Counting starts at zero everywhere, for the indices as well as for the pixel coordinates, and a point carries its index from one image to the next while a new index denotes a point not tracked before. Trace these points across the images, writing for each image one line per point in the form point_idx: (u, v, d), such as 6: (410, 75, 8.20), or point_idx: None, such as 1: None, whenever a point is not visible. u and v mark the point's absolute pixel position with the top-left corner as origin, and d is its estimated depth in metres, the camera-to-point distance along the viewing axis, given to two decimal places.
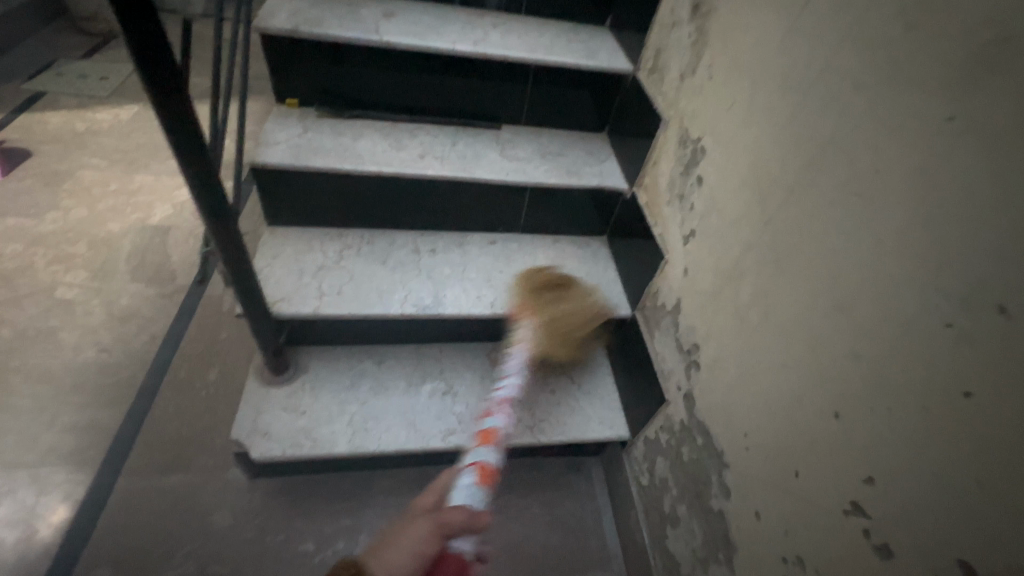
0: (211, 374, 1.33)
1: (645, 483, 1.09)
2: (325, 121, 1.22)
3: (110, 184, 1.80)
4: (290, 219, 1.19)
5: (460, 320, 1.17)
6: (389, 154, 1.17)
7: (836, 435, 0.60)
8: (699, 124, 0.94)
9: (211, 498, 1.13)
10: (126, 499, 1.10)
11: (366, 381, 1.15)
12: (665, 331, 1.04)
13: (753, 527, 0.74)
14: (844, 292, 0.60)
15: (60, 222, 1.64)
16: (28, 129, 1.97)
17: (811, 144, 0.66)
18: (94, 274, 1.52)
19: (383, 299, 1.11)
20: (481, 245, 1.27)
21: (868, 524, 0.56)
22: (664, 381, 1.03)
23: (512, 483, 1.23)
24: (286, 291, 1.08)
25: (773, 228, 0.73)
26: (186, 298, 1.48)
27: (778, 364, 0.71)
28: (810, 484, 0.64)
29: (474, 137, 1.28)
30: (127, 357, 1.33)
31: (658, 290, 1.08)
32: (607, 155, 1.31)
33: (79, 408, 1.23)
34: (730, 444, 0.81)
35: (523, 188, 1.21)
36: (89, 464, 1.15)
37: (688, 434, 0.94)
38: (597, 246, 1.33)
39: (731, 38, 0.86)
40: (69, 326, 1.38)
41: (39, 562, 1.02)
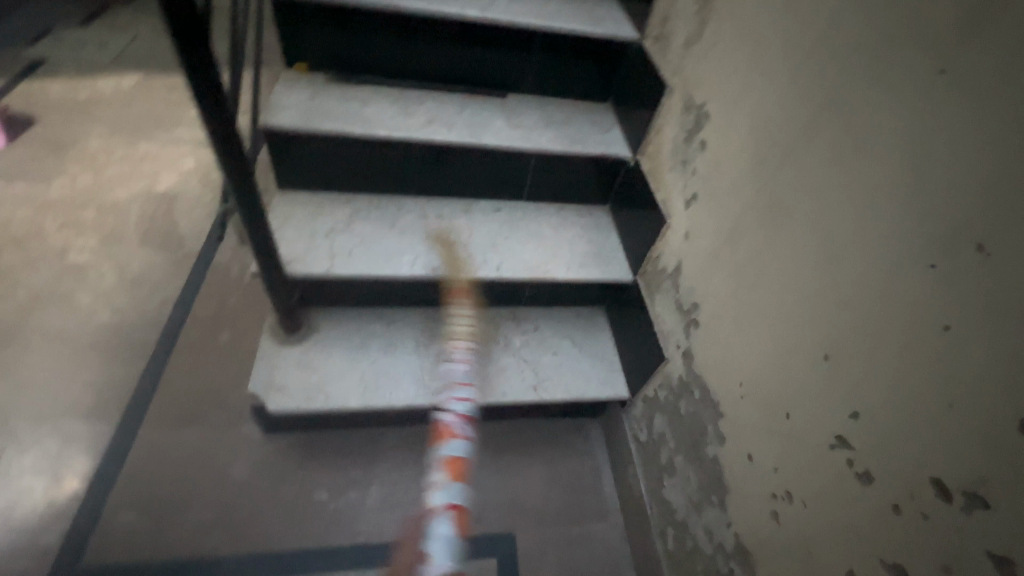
0: (223, 336, 1.36)
1: (643, 439, 1.15)
2: (333, 86, 1.23)
3: (115, 151, 1.81)
4: (300, 184, 1.22)
5: (467, 284, 1.21)
6: (398, 120, 1.19)
7: (825, 376, 0.65)
8: (704, 89, 0.96)
9: (228, 450, 1.18)
10: (147, 451, 1.15)
11: (376, 341, 1.19)
12: (665, 294, 1.08)
13: (745, 469, 0.80)
14: (837, 243, 0.64)
15: (67, 188, 1.66)
16: (30, 96, 1.96)
17: (811, 105, 0.69)
18: (104, 239, 1.54)
19: (393, 262, 1.14)
20: (487, 212, 1.30)
21: (852, 455, 0.61)
22: (663, 341, 1.08)
23: (515, 440, 1.28)
24: (299, 252, 1.11)
25: (772, 188, 0.76)
26: (196, 263, 1.51)
27: (773, 316, 0.75)
28: (799, 424, 0.69)
29: (481, 104, 1.30)
30: (142, 319, 1.37)
31: (659, 255, 1.11)
32: (611, 125, 1.33)
33: (97, 366, 1.27)
34: (725, 394, 0.85)
35: (528, 156, 1.23)
36: (109, 419, 1.19)
37: (685, 389, 0.99)
38: (600, 214, 1.36)
39: (738, 2, 0.87)
40: (82, 289, 1.41)
41: (66, 507, 1.07)
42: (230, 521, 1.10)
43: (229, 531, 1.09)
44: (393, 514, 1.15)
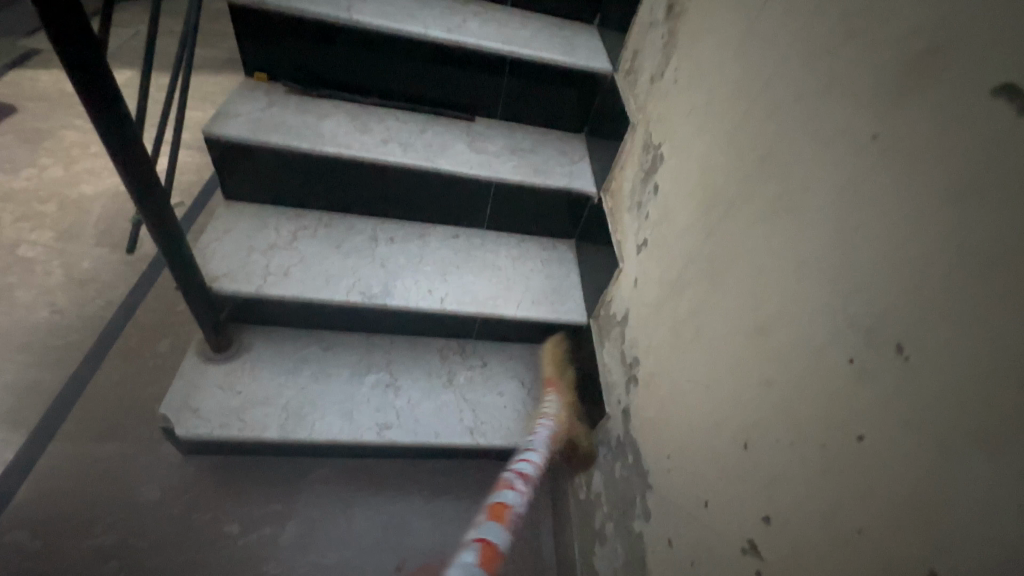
0: (162, 345, 1.31)
1: (582, 496, 1.06)
2: (292, 98, 1.19)
3: (91, 146, 1.79)
4: (247, 196, 1.17)
5: (410, 313, 1.14)
6: (352, 137, 1.13)
7: (743, 466, 0.57)
8: (662, 129, 0.90)
9: (143, 469, 1.11)
10: (57, 464, 1.09)
11: (309, 366, 1.12)
12: (613, 342, 1.00)
13: (665, 553, 0.71)
14: (765, 316, 0.57)
15: (34, 179, 1.64)
16: (17, 85, 1.96)
17: (751, 159, 0.64)
18: (60, 234, 1.51)
19: (330, 285, 1.08)
20: (442, 238, 1.24)
21: (762, 565, 0.53)
22: (607, 393, 1.00)
23: (452, 483, 1.19)
24: (232, 267, 1.06)
25: (712, 245, 0.70)
26: (149, 267, 1.47)
27: (702, 387, 0.68)
28: (716, 517, 0.61)
29: (445, 127, 1.25)
30: (80, 320, 1.32)
31: (611, 299, 1.04)
32: (580, 157, 1.27)
33: (22, 367, 1.22)
34: (655, 465, 0.77)
35: (487, 183, 1.17)
36: (23, 426, 1.13)
37: (622, 450, 0.90)
38: (563, 249, 1.30)
39: (698, 42, 0.82)
40: (25, 284, 1.37)
41: None
42: (129, 549, 1.01)
43: (126, 560, 1.00)
44: (307, 557, 1.06)
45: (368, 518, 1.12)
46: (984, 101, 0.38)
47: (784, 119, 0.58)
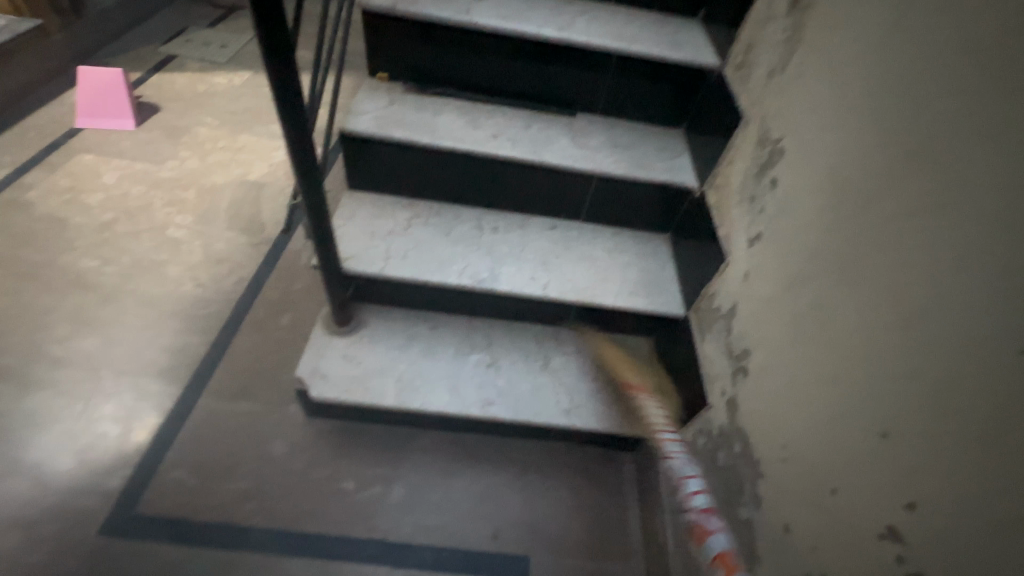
0: (284, 319, 1.47)
1: (677, 484, 1.08)
2: (409, 96, 1.29)
3: (219, 141, 2.01)
4: (368, 186, 1.28)
5: (512, 298, 1.21)
6: (465, 132, 1.21)
7: (879, 455, 0.58)
8: (781, 124, 0.90)
9: (273, 427, 1.25)
10: (206, 415, 1.25)
11: (419, 344, 1.22)
12: (716, 335, 1.02)
13: (780, 540, 0.72)
14: (911, 309, 0.58)
15: (176, 170, 1.86)
16: (158, 87, 2.22)
17: (894, 154, 0.65)
18: (198, 218, 1.71)
19: (443, 269, 1.17)
20: (541, 228, 1.30)
21: (902, 550, 0.54)
22: (708, 385, 1.01)
23: (543, 462, 1.26)
24: (358, 250, 1.17)
25: (841, 239, 0.71)
26: (271, 250, 1.64)
27: (825, 378, 0.69)
28: (845, 505, 0.62)
29: (548, 122, 1.30)
30: (219, 294, 1.50)
31: (715, 293, 1.05)
32: (680, 152, 1.28)
33: (175, 332, 1.40)
34: (767, 454, 0.78)
35: (589, 177, 1.21)
36: (177, 382, 1.31)
37: (726, 440, 0.92)
38: (658, 243, 1.32)
39: (827, 37, 0.82)
40: (174, 261, 1.57)
41: (131, 456, 1.17)
42: (264, 494, 1.15)
43: (262, 503, 1.14)
44: (413, 517, 1.15)
45: (468, 488, 1.20)
46: None
47: (943, 115, 0.59)
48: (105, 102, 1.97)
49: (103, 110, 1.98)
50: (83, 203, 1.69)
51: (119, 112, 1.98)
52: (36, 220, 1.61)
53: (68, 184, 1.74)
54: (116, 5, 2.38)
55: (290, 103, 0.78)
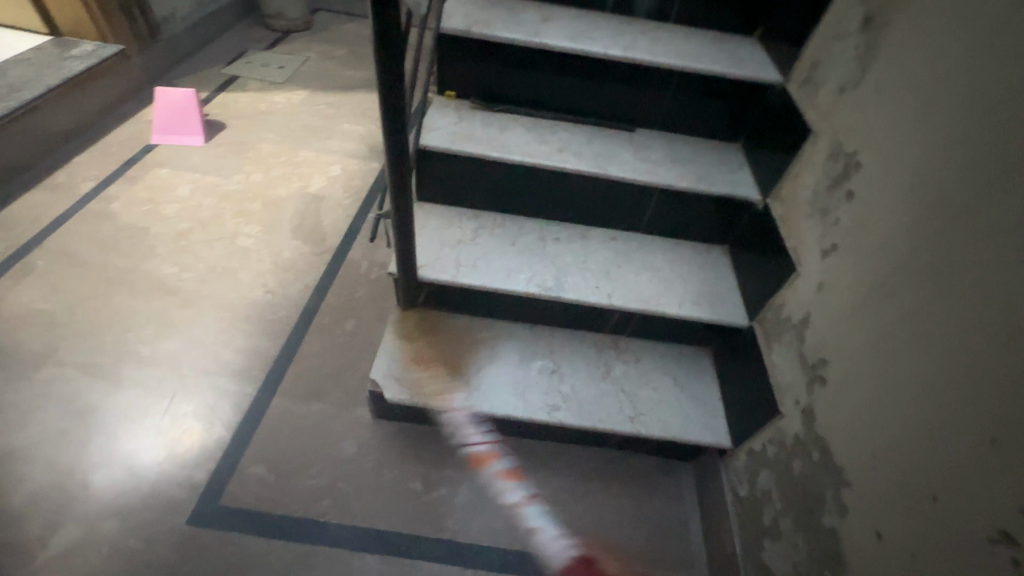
0: (348, 325, 1.53)
1: (744, 494, 1.08)
2: (476, 112, 1.35)
3: (281, 156, 2.12)
4: (436, 198, 1.34)
5: (576, 306, 1.24)
6: (531, 147, 1.26)
7: (988, 460, 0.59)
8: (856, 138, 0.92)
9: (342, 427, 1.30)
10: (280, 414, 1.31)
11: (484, 349, 1.26)
12: (787, 344, 1.03)
13: (872, 548, 0.73)
14: (1014, 317, 0.60)
15: (243, 183, 1.97)
16: (224, 105, 2.36)
17: (990, 166, 0.66)
18: (265, 228, 1.81)
19: (511, 277, 1.21)
20: (602, 239, 1.34)
21: (1017, 555, 0.55)
22: (779, 393, 1.02)
23: (603, 469, 1.28)
24: (430, 258, 1.22)
25: (932, 250, 0.73)
26: (333, 258, 1.72)
27: (919, 387, 0.70)
28: (947, 512, 0.63)
29: (609, 137, 1.34)
30: (287, 299, 1.58)
31: (783, 303, 1.07)
32: (740, 165, 1.30)
33: (249, 335, 1.48)
34: (854, 462, 0.79)
35: (652, 189, 1.25)
36: (252, 383, 1.37)
37: (801, 448, 0.93)
38: (717, 254, 1.33)
39: (907, 55, 0.84)
40: (245, 268, 1.66)
41: (214, 451, 1.24)
42: (338, 491, 1.20)
43: (337, 500, 1.18)
44: (479, 519, 1.18)
45: (531, 493, 1.23)
46: None
47: None
48: (179, 121, 2.11)
49: (176, 128, 2.11)
50: (161, 213, 1.80)
51: (190, 129, 2.11)
52: (121, 229, 1.72)
53: (147, 195, 1.86)
54: (186, 29, 2.55)
55: (394, 115, 0.84)
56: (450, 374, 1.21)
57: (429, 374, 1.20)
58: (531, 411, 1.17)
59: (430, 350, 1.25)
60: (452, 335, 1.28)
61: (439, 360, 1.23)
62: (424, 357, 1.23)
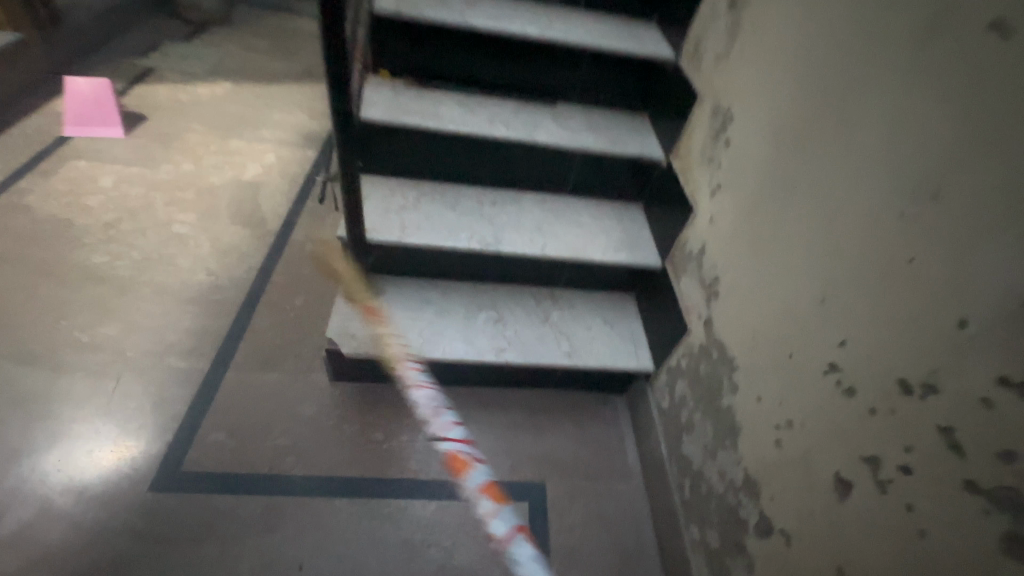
0: (297, 300, 1.57)
1: (666, 405, 1.27)
2: (411, 89, 1.45)
3: (210, 146, 2.10)
4: (378, 170, 1.43)
5: (515, 260, 1.38)
6: (464, 118, 1.38)
7: (820, 315, 0.79)
8: (731, 95, 1.13)
9: (300, 392, 1.35)
10: (235, 385, 1.34)
11: (433, 305, 1.37)
12: (691, 273, 1.22)
13: (756, 408, 0.92)
14: (831, 207, 0.80)
15: (172, 173, 1.93)
16: (142, 97, 2.28)
17: (815, 101, 0.87)
18: (201, 215, 1.79)
19: (453, 235, 1.33)
20: (533, 201, 1.49)
21: (839, 375, 0.74)
22: (687, 314, 1.22)
23: (548, 405, 1.43)
24: (377, 223, 1.31)
25: (782, 171, 0.93)
26: (276, 241, 1.75)
27: (779, 276, 0.90)
28: (799, 362, 0.82)
29: (534, 109, 1.49)
30: (231, 281, 1.59)
31: (687, 239, 1.26)
32: (647, 131, 1.50)
33: (195, 315, 1.48)
34: (741, 348, 0.98)
35: (574, 153, 1.41)
36: (204, 359, 1.39)
37: (705, 353, 1.12)
38: (634, 210, 1.52)
39: (762, 25, 1.05)
40: (184, 254, 1.65)
41: (170, 424, 1.25)
42: (302, 448, 1.25)
43: (301, 455, 1.24)
44: (440, 458, 1.29)
45: (485, 431, 1.35)
46: (982, 35, 0.60)
47: (842, 69, 0.82)
48: (94, 112, 2.03)
49: (90, 119, 2.02)
50: (84, 205, 1.74)
51: (107, 120, 2.04)
52: (40, 222, 1.65)
53: (67, 188, 1.79)
54: (91, 19, 2.42)
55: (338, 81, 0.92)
56: (402, 330, 1.30)
57: (382, 332, 1.29)
58: (481, 354, 1.29)
59: (381, 311, 1.33)
60: (402, 296, 1.37)
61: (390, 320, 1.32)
62: (376, 317, 1.32)
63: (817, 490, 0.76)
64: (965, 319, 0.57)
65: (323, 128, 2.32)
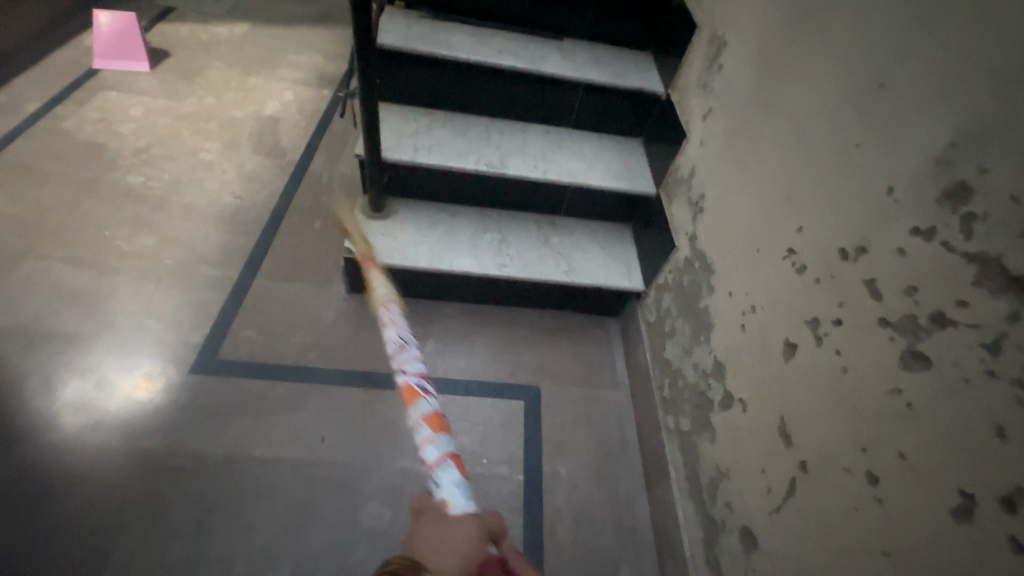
0: (316, 223, 1.69)
1: (653, 319, 1.39)
2: (424, 20, 1.52)
3: (231, 82, 2.18)
4: (393, 98, 1.52)
5: (519, 185, 1.48)
6: (474, 48, 1.46)
7: (783, 210, 0.90)
8: (726, 23, 1.20)
9: (320, 300, 1.49)
10: (262, 292, 1.48)
11: (442, 225, 1.48)
12: (681, 196, 1.32)
13: (727, 302, 1.03)
14: (801, 113, 0.89)
15: (196, 105, 2.03)
16: (164, 34, 2.35)
17: (796, 19, 0.95)
18: (225, 145, 1.90)
19: (462, 158, 1.42)
20: (538, 132, 1.57)
21: (794, 256, 0.85)
22: (675, 234, 1.32)
23: (546, 322, 1.55)
24: (391, 144, 1.41)
25: (763, 87, 1.02)
26: (295, 170, 1.86)
27: (752, 183, 1.00)
28: (764, 254, 0.93)
29: (541, 43, 1.56)
30: (255, 203, 1.71)
31: (680, 165, 1.35)
32: (649, 67, 1.56)
33: (223, 232, 1.61)
34: (719, 252, 1.09)
35: (578, 85, 1.48)
36: (232, 269, 1.52)
37: (689, 265, 1.23)
38: (634, 144, 1.61)
39: None
40: (210, 178, 1.76)
41: (204, 321, 1.40)
42: (323, 346, 1.40)
43: (322, 352, 1.39)
44: (445, 360, 1.43)
45: (486, 341, 1.48)
46: None
47: None
48: (120, 45, 2.11)
49: (117, 53, 2.11)
50: (117, 131, 1.85)
51: (133, 54, 2.12)
52: (78, 145, 1.77)
53: (99, 116, 1.90)
54: None
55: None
56: (414, 246, 1.42)
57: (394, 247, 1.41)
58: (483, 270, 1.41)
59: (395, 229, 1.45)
60: (413, 216, 1.49)
61: (402, 236, 1.43)
62: (390, 233, 1.44)
63: (772, 359, 0.87)
64: (893, 188, 0.68)
65: (338, 70, 2.39)
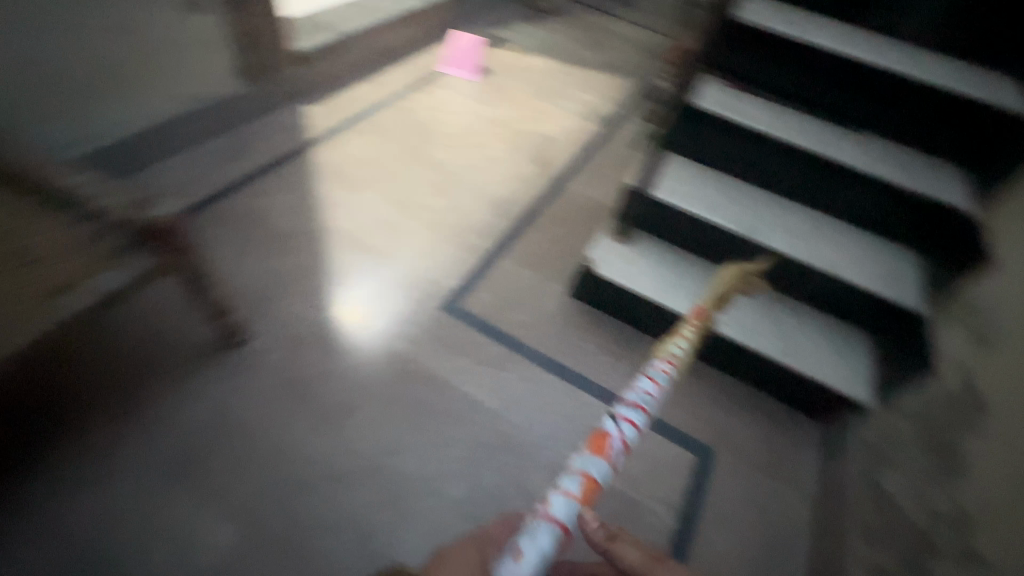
0: (559, 230, 1.94)
1: (874, 439, 1.25)
2: (726, 87, 1.64)
3: (527, 101, 2.64)
4: (671, 145, 1.67)
5: (763, 256, 1.49)
6: (769, 121, 1.53)
7: None
8: None
9: (544, 293, 1.71)
10: (504, 270, 1.76)
11: (673, 267, 1.58)
12: (963, 325, 1.18)
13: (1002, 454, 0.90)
14: None
15: (498, 113, 2.51)
16: (491, 56, 2.96)
17: None
18: (509, 148, 2.31)
19: (718, 214, 1.50)
20: (801, 213, 1.56)
21: None
22: (941, 361, 1.18)
23: (741, 394, 1.51)
24: (657, 183, 1.56)
25: None
26: (555, 184, 2.16)
27: None
28: None
29: (838, 131, 1.55)
30: (519, 200, 2.04)
31: (971, 295, 1.23)
32: (961, 182, 1.43)
33: (490, 213, 1.97)
34: (1005, 397, 0.96)
35: (868, 180, 1.43)
36: (487, 244, 1.85)
37: (951, 399, 1.09)
38: (909, 255, 1.48)
39: None
40: (492, 170, 2.16)
41: (457, 275, 1.73)
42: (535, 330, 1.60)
43: (533, 335, 1.59)
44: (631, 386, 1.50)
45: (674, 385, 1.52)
46: None
47: None
48: (462, 58, 2.75)
49: (458, 63, 2.75)
50: (442, 119, 2.41)
51: (468, 66, 2.74)
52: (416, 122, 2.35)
53: (435, 104, 2.50)
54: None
55: None
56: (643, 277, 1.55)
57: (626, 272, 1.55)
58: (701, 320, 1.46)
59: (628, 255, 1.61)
60: (649, 251, 1.62)
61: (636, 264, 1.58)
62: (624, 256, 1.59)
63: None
64: None
65: (612, 112, 2.69)
